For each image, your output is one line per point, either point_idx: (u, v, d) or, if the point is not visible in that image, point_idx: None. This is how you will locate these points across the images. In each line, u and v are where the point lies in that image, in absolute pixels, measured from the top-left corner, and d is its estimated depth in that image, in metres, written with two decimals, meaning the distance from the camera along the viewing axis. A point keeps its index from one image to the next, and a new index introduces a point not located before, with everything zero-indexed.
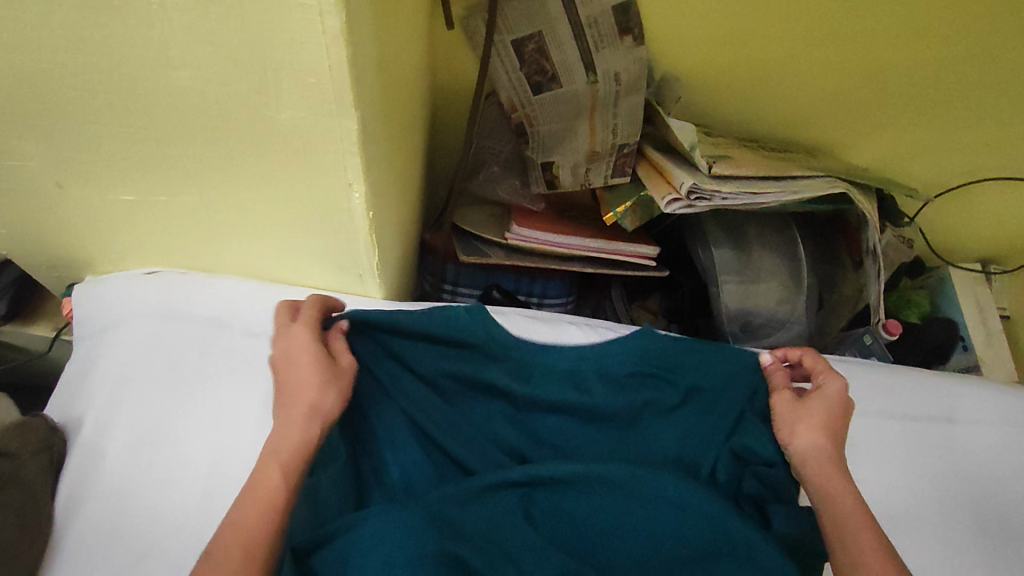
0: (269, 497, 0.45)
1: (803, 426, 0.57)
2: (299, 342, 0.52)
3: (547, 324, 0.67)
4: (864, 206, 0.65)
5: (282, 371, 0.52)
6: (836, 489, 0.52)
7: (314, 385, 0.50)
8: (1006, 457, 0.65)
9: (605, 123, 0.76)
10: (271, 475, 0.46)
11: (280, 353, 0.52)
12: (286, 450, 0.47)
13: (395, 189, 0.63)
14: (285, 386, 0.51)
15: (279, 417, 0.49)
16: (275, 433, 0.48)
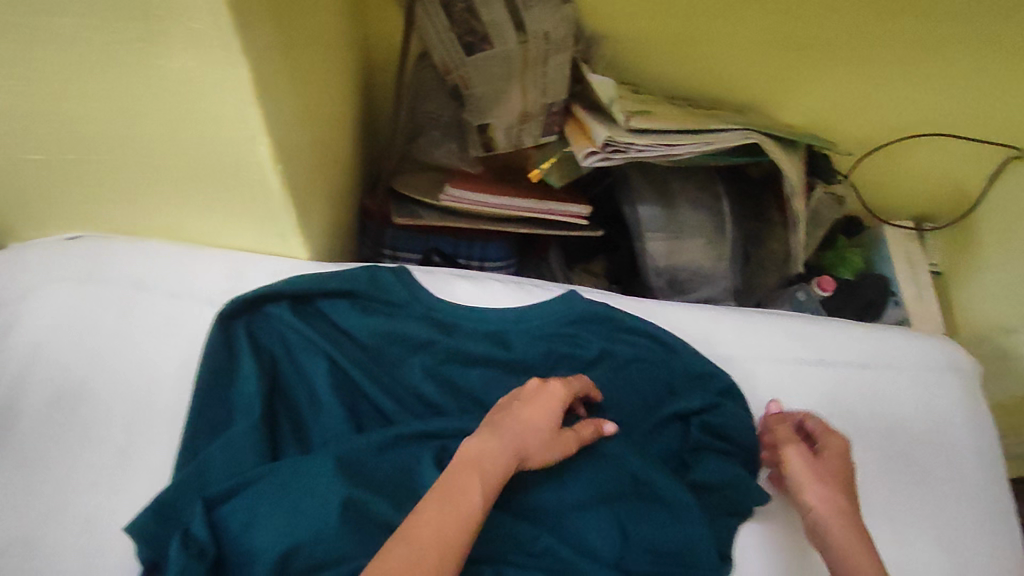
0: (462, 519, 0.41)
1: (817, 484, 0.55)
2: (545, 401, 0.53)
3: (473, 282, 0.68)
4: (778, 157, 0.66)
5: (527, 406, 0.52)
6: (854, 546, 0.50)
7: (542, 446, 0.50)
8: (919, 399, 0.67)
9: (536, 80, 0.74)
10: (473, 491, 0.43)
11: (519, 399, 0.53)
12: (490, 469, 0.45)
13: (316, 147, 0.63)
14: (524, 430, 0.50)
15: (495, 435, 0.48)
16: (478, 444, 0.47)
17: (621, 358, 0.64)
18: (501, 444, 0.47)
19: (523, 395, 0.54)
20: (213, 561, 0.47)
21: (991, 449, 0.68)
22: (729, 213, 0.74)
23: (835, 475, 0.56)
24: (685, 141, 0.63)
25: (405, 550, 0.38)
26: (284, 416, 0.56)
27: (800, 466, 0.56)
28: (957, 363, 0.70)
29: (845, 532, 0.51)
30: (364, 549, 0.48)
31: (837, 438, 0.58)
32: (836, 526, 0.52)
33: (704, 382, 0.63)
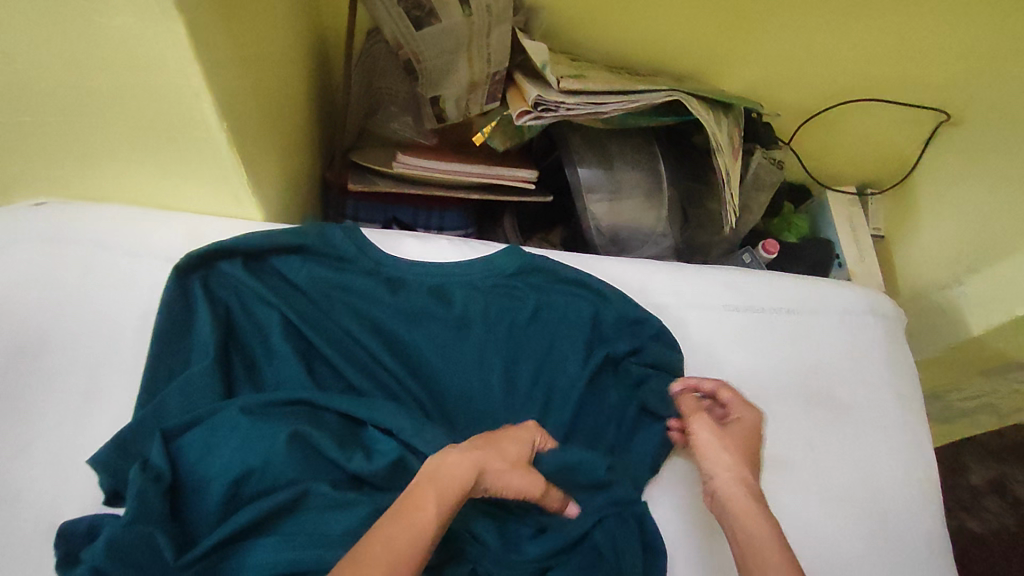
0: (411, 536, 0.43)
1: (725, 452, 0.55)
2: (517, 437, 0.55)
3: (419, 240, 0.71)
4: (704, 116, 0.71)
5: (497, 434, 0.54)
6: (757, 516, 0.51)
7: (506, 470, 0.51)
8: (842, 343, 0.72)
9: (481, 50, 0.78)
10: (428, 505, 0.45)
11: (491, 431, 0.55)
12: (449, 486, 0.47)
13: (266, 113, 0.66)
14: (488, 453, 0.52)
15: (454, 451, 0.50)
16: (439, 460, 0.48)
17: (558, 311, 0.67)
18: (463, 459, 0.49)
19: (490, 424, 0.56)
20: (168, 486, 0.51)
21: (912, 388, 0.72)
22: (664, 174, 0.79)
23: (742, 446, 0.57)
24: (614, 100, 0.67)
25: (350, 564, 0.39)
26: (238, 361, 0.60)
27: (707, 437, 0.57)
28: (879, 308, 0.75)
29: (741, 504, 0.52)
30: (314, 473, 0.54)
31: (751, 412, 0.60)
32: (737, 498, 0.52)
33: (636, 330, 0.68)
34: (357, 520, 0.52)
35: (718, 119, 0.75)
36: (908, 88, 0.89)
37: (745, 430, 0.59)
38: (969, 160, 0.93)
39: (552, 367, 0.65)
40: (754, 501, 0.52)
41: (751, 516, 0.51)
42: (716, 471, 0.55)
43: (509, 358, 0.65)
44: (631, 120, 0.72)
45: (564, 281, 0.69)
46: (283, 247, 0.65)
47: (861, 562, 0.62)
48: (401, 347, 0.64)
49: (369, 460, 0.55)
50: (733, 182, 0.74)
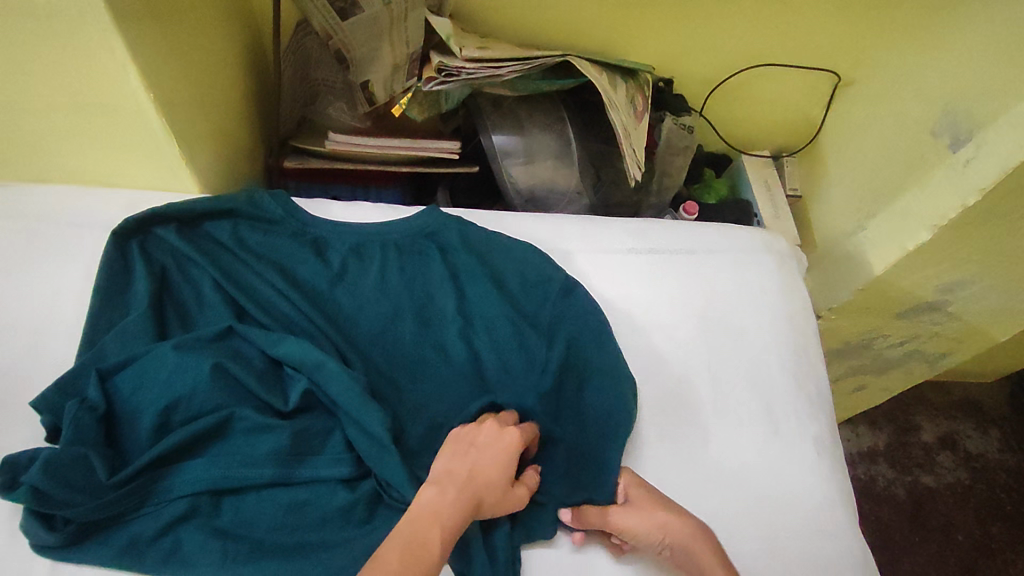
0: (425, 565, 0.49)
1: (650, 522, 0.60)
2: (505, 450, 0.57)
3: (346, 205, 0.77)
4: (597, 79, 0.79)
5: (484, 455, 0.57)
6: (710, 556, 0.59)
7: (499, 492, 0.56)
8: (736, 278, 0.79)
9: (401, 36, 0.86)
10: (433, 543, 0.50)
11: (482, 442, 0.58)
12: (448, 520, 0.51)
13: (199, 93, 0.72)
14: (479, 475, 0.55)
15: (452, 489, 0.54)
16: (437, 498, 0.53)
17: (467, 269, 0.72)
18: (461, 497, 0.53)
19: (481, 436, 0.58)
20: (102, 414, 0.56)
21: (803, 315, 0.79)
22: (573, 137, 0.86)
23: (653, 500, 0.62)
24: (510, 63, 0.74)
25: None
26: (171, 309, 0.65)
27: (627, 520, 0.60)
28: (772, 246, 0.83)
29: (705, 553, 0.59)
30: (237, 400, 0.58)
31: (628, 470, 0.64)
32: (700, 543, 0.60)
33: (545, 286, 0.71)
34: (274, 445, 0.57)
35: (615, 82, 0.83)
36: (804, 52, 0.97)
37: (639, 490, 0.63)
38: (863, 117, 1.01)
39: (464, 313, 0.70)
40: (702, 538, 0.60)
41: (705, 559, 0.59)
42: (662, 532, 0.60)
43: (426, 301, 0.70)
44: (534, 84, 0.80)
45: (477, 241, 0.73)
46: (215, 210, 0.70)
47: (754, 466, 0.68)
48: (320, 302, 0.68)
49: (286, 399, 0.60)
50: (633, 139, 0.81)
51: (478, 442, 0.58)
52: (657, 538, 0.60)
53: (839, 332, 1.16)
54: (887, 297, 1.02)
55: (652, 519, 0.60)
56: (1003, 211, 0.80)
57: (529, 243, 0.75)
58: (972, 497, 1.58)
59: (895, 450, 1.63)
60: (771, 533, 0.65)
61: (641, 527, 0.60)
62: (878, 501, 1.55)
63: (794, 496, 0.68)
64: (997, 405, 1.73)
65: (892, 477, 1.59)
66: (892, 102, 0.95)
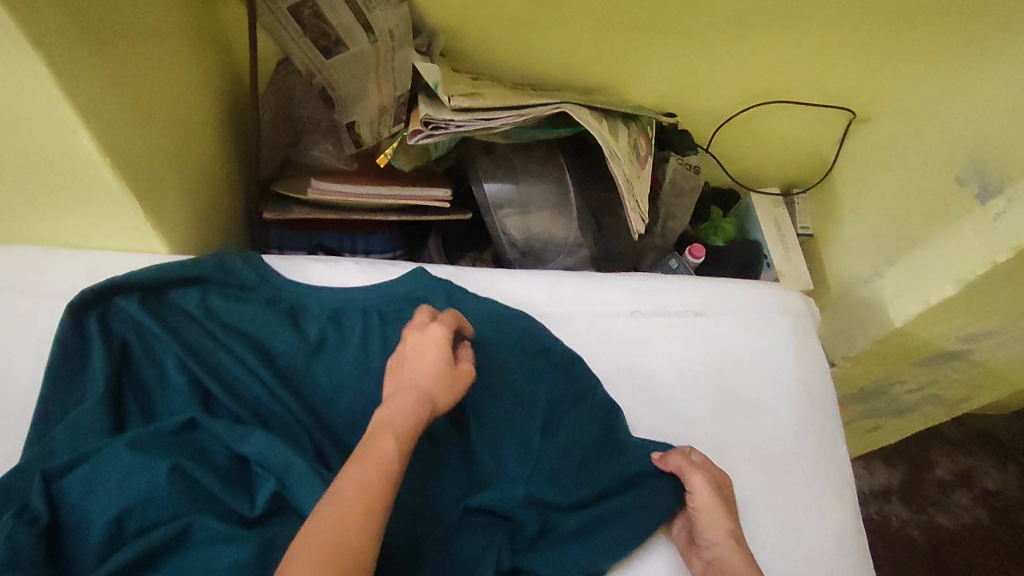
0: (387, 465, 0.43)
1: (720, 511, 0.59)
2: (434, 339, 0.54)
3: (326, 263, 0.72)
4: (596, 128, 0.73)
5: (415, 354, 0.53)
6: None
7: (439, 377, 0.52)
8: (747, 342, 0.73)
9: (388, 75, 0.80)
10: (388, 444, 0.44)
11: (410, 346, 0.54)
12: (401, 427, 0.46)
13: (168, 148, 0.67)
14: (415, 372, 0.52)
15: (397, 399, 0.49)
16: (386, 406, 0.48)
17: None
18: (405, 398, 0.49)
19: (406, 342, 0.55)
20: (44, 528, 0.49)
21: (820, 383, 0.74)
22: (571, 186, 0.80)
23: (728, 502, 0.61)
24: (502, 114, 0.69)
25: (348, 508, 0.40)
26: (130, 392, 0.59)
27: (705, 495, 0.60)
28: (787, 305, 0.77)
29: (740, 568, 0.57)
30: (195, 507, 0.52)
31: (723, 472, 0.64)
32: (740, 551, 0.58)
33: (540, 358, 0.66)
34: (240, 557, 0.49)
35: (616, 129, 0.78)
36: (818, 88, 0.91)
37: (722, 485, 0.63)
38: (881, 157, 0.95)
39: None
40: (743, 560, 0.58)
41: None
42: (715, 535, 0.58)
43: None
44: (527, 133, 0.74)
45: (468, 308, 0.67)
46: (179, 277, 0.64)
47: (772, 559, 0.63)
48: (296, 380, 0.63)
49: (252, 503, 0.53)
50: (637, 191, 0.76)
51: (405, 349, 0.54)
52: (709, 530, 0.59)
53: (854, 379, 1.10)
54: (907, 347, 0.96)
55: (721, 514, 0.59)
56: None
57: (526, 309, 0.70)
58: (990, 538, 1.52)
59: (909, 488, 1.57)
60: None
61: (705, 514, 0.59)
62: (892, 543, 1.49)
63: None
64: (1015, 438, 1.67)
65: (906, 517, 1.53)
66: (915, 144, 0.90)
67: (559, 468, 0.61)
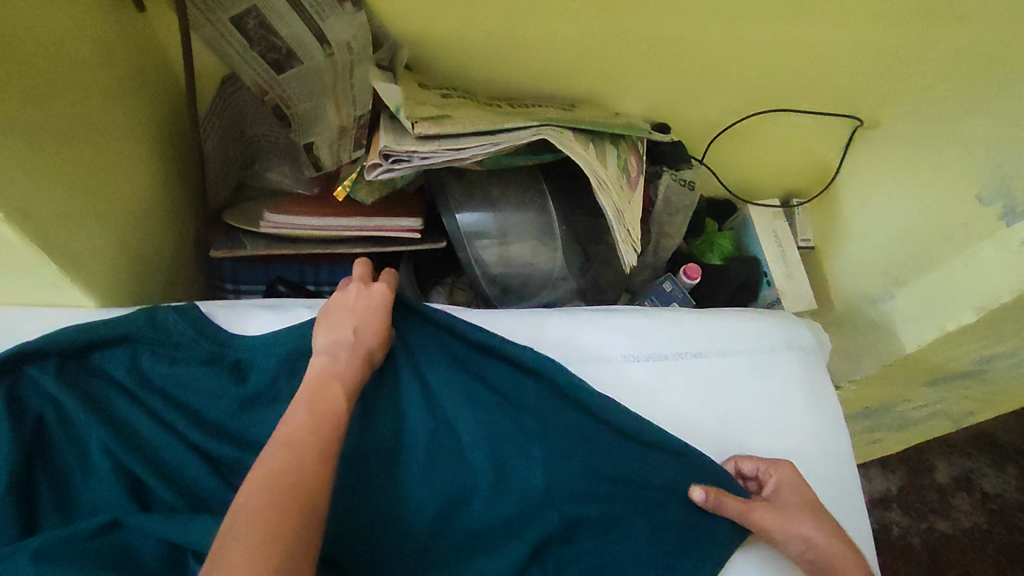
0: (334, 412, 0.47)
1: (796, 520, 0.57)
2: (375, 300, 0.57)
3: (277, 310, 0.63)
4: (582, 153, 0.65)
5: (357, 310, 0.56)
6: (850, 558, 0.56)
7: (377, 337, 0.56)
8: (751, 383, 0.66)
9: (347, 92, 0.72)
10: (335, 394, 0.49)
11: (350, 304, 0.57)
12: (347, 375, 0.51)
13: (89, 189, 0.58)
14: (357, 329, 0.55)
15: (344, 353, 0.53)
16: (328, 362, 0.52)
17: (424, 398, 0.58)
18: (349, 354, 0.53)
19: (347, 296, 0.58)
20: None
21: (835, 427, 0.67)
22: (554, 214, 0.72)
23: (796, 500, 0.58)
24: (474, 144, 0.61)
25: (302, 446, 0.43)
26: (45, 480, 0.51)
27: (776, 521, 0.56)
28: (795, 340, 0.70)
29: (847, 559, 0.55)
30: None
31: (777, 466, 0.61)
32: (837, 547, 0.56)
33: (519, 416, 0.60)
34: None
35: (604, 152, 0.70)
36: (822, 94, 0.83)
37: (789, 485, 0.59)
38: (887, 167, 0.88)
39: (458, 452, 0.58)
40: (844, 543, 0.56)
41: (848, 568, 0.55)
42: (805, 544, 0.56)
43: (380, 448, 0.56)
44: (505, 160, 0.66)
45: (437, 361, 0.60)
46: (100, 336, 0.55)
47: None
48: (245, 449, 0.55)
49: None
50: (628, 220, 0.68)
51: (342, 302, 0.57)
52: (795, 538, 0.56)
53: (859, 399, 1.03)
54: (919, 370, 0.89)
55: (800, 518, 0.57)
56: None
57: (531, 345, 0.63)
58: (991, 543, 1.48)
59: (909, 494, 1.52)
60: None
61: (783, 528, 0.56)
62: (893, 553, 1.45)
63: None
64: (1015, 437, 1.62)
65: (906, 526, 1.49)
66: (925, 154, 0.83)
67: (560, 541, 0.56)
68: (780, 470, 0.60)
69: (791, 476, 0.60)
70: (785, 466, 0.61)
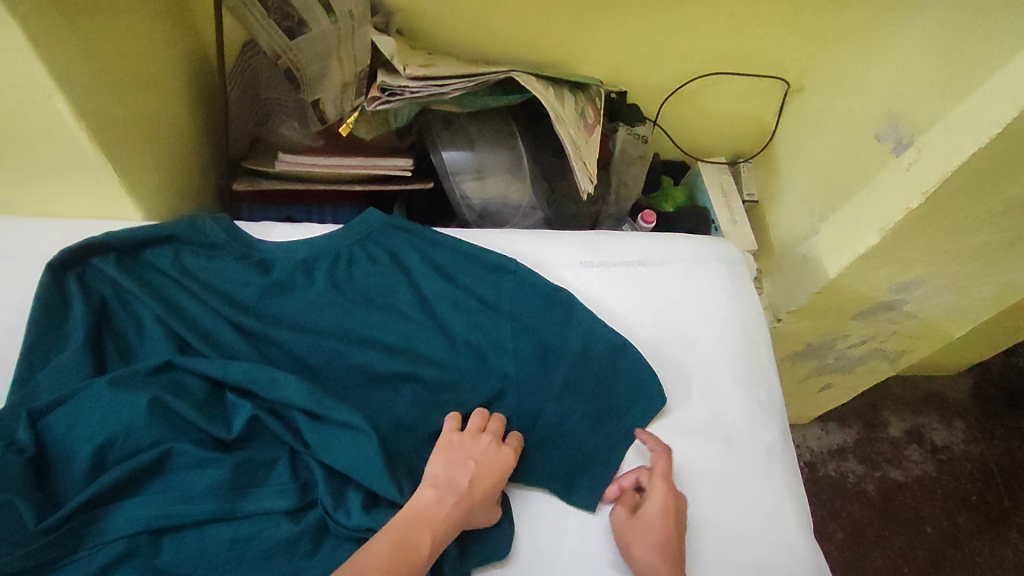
0: (414, 568, 0.52)
1: (633, 541, 0.62)
2: (489, 470, 0.61)
3: (292, 224, 0.77)
4: (543, 95, 0.80)
5: (479, 468, 0.61)
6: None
7: (486, 496, 0.60)
8: (687, 290, 0.79)
9: (349, 53, 0.84)
10: (422, 546, 0.54)
11: (474, 458, 0.61)
12: (439, 529, 0.55)
13: (140, 120, 0.71)
14: (470, 485, 0.59)
15: (450, 499, 0.58)
16: (431, 504, 0.57)
17: (414, 286, 0.72)
18: (451, 506, 0.57)
19: (482, 439, 0.62)
20: (32, 457, 0.53)
21: (755, 322, 0.81)
22: (523, 151, 0.86)
23: (650, 531, 0.62)
24: (454, 82, 0.75)
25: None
26: (110, 343, 0.64)
27: (623, 533, 0.63)
28: (723, 254, 0.84)
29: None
30: (177, 434, 0.57)
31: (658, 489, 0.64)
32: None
33: (496, 304, 0.72)
34: (216, 479, 0.55)
35: (563, 97, 0.85)
36: (752, 60, 0.98)
37: (654, 512, 0.63)
38: (817, 121, 1.03)
39: (441, 328, 0.70)
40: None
41: None
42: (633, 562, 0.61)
43: (380, 323, 0.69)
44: (480, 101, 0.81)
45: (424, 259, 0.73)
46: (150, 235, 0.68)
47: (728, 463, 0.71)
48: (270, 324, 0.68)
49: (227, 428, 0.58)
50: (584, 153, 0.82)
51: (467, 441, 0.62)
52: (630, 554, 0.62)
53: (800, 334, 1.17)
54: (844, 300, 1.03)
55: (640, 543, 0.61)
56: (942, 215, 0.82)
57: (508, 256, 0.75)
58: (940, 490, 1.61)
59: (864, 446, 1.65)
60: (752, 525, 0.69)
61: (625, 541, 0.63)
62: (848, 498, 1.57)
63: (698, 548, 0.66)
64: (961, 396, 1.76)
65: (861, 473, 1.61)
66: (840, 108, 0.98)
67: (528, 402, 0.68)
68: (658, 493, 0.64)
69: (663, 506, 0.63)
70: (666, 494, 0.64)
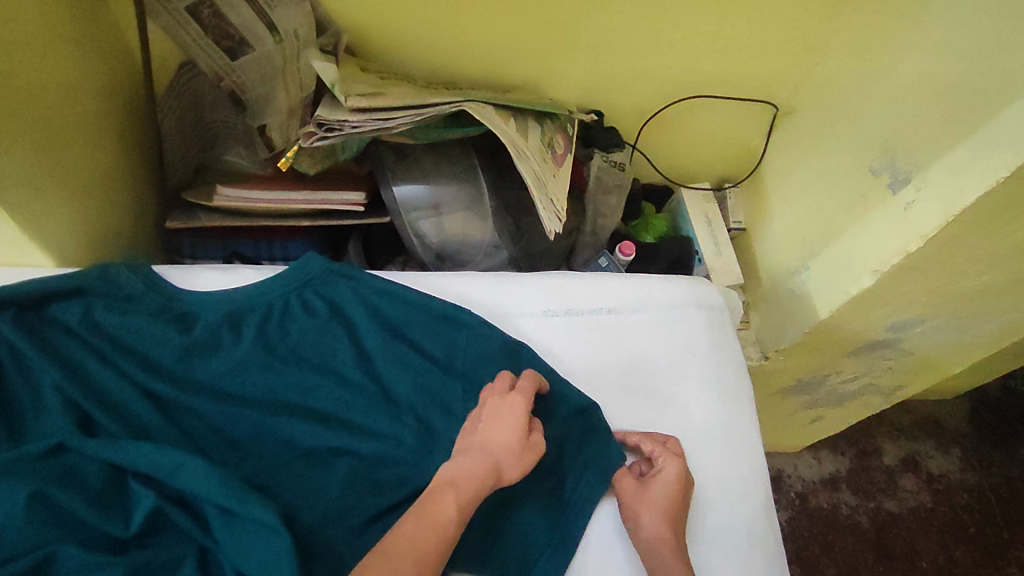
0: (444, 522, 0.49)
1: (645, 506, 0.61)
2: (505, 418, 0.58)
3: (221, 269, 0.69)
4: (502, 128, 0.73)
5: (491, 422, 0.58)
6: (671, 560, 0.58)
7: (505, 443, 0.57)
8: (660, 340, 0.72)
9: (295, 75, 0.76)
10: (447, 506, 0.51)
11: (489, 413, 0.59)
12: (464, 488, 0.52)
13: (50, 157, 0.63)
14: (489, 437, 0.57)
15: (468, 456, 0.55)
16: (453, 467, 0.54)
17: (355, 343, 0.65)
18: (472, 463, 0.55)
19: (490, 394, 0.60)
20: None
21: (736, 374, 0.74)
22: (485, 185, 0.79)
23: (662, 499, 0.61)
24: (401, 115, 0.67)
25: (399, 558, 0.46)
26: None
27: (629, 499, 0.62)
28: (704, 299, 0.76)
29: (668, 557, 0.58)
30: (62, 534, 0.49)
31: (668, 460, 0.64)
32: (663, 553, 0.58)
33: (445, 365, 0.65)
34: None
35: (527, 127, 0.77)
36: (737, 82, 0.91)
37: (665, 482, 0.62)
38: (808, 147, 0.96)
39: (383, 392, 0.63)
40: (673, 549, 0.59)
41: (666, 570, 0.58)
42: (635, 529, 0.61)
43: (314, 387, 0.62)
44: (434, 133, 0.73)
45: (366, 310, 0.66)
46: (53, 288, 0.60)
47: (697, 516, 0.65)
48: (189, 390, 0.60)
49: (126, 521, 0.51)
50: (550, 189, 0.74)
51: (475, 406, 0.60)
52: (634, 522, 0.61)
53: (789, 371, 1.10)
54: (835, 340, 0.96)
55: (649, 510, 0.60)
56: (942, 257, 0.75)
57: (461, 306, 0.68)
58: (935, 521, 1.54)
59: (858, 476, 1.58)
60: None
61: (631, 507, 0.62)
62: (841, 531, 1.50)
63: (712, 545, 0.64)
64: (958, 422, 1.70)
65: (854, 505, 1.54)
66: (833, 134, 0.91)
67: None
68: (667, 462, 0.64)
69: (673, 477, 0.63)
70: (678, 465, 0.64)
